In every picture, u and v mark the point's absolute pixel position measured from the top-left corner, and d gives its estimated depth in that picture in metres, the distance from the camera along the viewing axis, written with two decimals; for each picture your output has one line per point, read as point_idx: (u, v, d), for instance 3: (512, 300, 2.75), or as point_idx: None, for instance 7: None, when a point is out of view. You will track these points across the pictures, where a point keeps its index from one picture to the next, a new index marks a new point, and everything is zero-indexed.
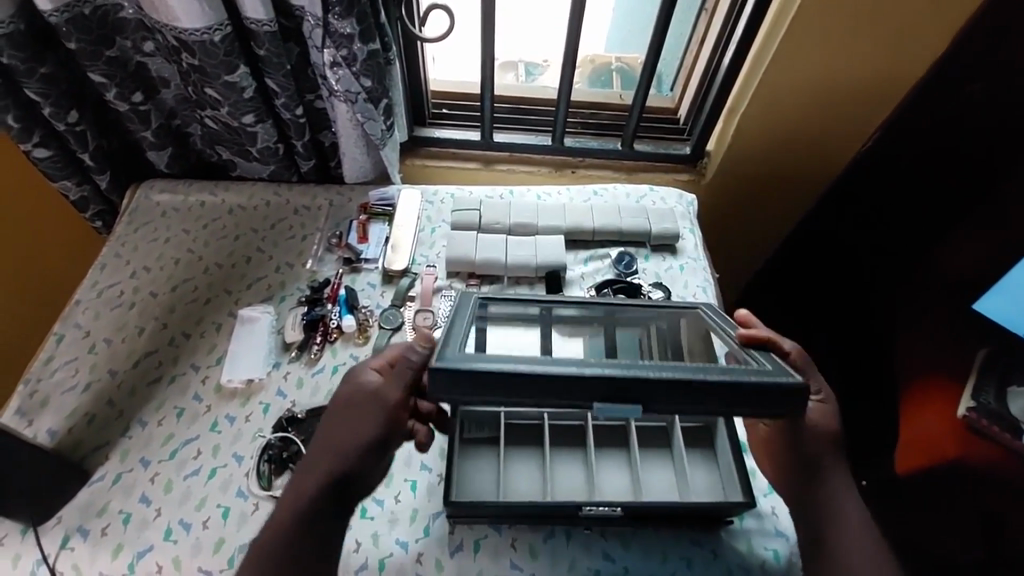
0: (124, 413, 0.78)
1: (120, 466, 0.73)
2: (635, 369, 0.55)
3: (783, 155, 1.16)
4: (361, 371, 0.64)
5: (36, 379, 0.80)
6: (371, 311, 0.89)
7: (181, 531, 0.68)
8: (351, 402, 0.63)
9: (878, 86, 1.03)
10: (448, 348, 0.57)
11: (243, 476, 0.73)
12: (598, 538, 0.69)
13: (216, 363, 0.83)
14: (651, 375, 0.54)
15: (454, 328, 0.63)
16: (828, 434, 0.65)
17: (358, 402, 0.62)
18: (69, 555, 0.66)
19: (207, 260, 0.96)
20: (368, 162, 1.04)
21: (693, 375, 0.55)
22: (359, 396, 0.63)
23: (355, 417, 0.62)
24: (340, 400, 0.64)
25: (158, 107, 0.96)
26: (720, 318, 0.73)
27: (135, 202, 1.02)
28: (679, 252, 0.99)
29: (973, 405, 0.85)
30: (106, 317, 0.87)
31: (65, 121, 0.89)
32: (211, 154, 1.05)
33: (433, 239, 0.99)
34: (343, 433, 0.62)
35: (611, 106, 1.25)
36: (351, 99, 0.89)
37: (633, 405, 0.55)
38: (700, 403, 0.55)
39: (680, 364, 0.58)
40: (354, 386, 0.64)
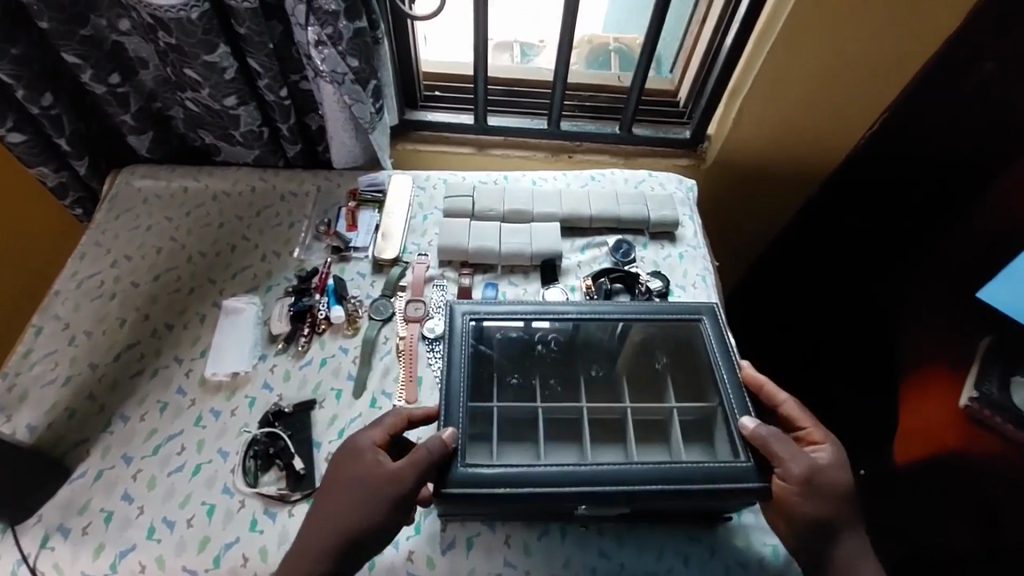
0: (105, 408, 0.76)
1: (101, 462, 0.71)
2: (629, 479, 0.60)
3: (788, 141, 1.12)
4: (365, 442, 0.62)
5: (14, 373, 0.77)
6: (361, 301, 0.87)
7: (165, 529, 0.66)
8: (355, 473, 0.60)
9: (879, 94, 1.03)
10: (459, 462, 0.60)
11: (229, 472, 0.71)
12: (594, 535, 0.67)
13: (200, 356, 0.81)
14: (637, 492, 0.60)
15: (452, 402, 0.64)
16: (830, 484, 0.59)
17: (358, 478, 0.60)
18: (50, 555, 0.64)
19: (191, 248, 0.93)
20: (358, 147, 1.00)
21: (675, 488, 0.60)
22: (356, 465, 0.61)
23: (355, 491, 0.59)
24: (341, 469, 0.61)
25: (137, 90, 0.92)
26: (717, 347, 0.69)
27: (115, 188, 0.98)
28: (678, 240, 0.96)
29: (975, 395, 0.82)
30: (86, 309, 0.84)
31: (39, 104, 0.85)
32: (194, 137, 1.01)
33: (425, 227, 0.96)
34: (342, 507, 0.59)
35: (609, 88, 1.21)
36: (337, 79, 0.85)
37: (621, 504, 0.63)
38: (687, 493, 0.60)
39: (665, 464, 0.62)
40: (358, 458, 0.61)
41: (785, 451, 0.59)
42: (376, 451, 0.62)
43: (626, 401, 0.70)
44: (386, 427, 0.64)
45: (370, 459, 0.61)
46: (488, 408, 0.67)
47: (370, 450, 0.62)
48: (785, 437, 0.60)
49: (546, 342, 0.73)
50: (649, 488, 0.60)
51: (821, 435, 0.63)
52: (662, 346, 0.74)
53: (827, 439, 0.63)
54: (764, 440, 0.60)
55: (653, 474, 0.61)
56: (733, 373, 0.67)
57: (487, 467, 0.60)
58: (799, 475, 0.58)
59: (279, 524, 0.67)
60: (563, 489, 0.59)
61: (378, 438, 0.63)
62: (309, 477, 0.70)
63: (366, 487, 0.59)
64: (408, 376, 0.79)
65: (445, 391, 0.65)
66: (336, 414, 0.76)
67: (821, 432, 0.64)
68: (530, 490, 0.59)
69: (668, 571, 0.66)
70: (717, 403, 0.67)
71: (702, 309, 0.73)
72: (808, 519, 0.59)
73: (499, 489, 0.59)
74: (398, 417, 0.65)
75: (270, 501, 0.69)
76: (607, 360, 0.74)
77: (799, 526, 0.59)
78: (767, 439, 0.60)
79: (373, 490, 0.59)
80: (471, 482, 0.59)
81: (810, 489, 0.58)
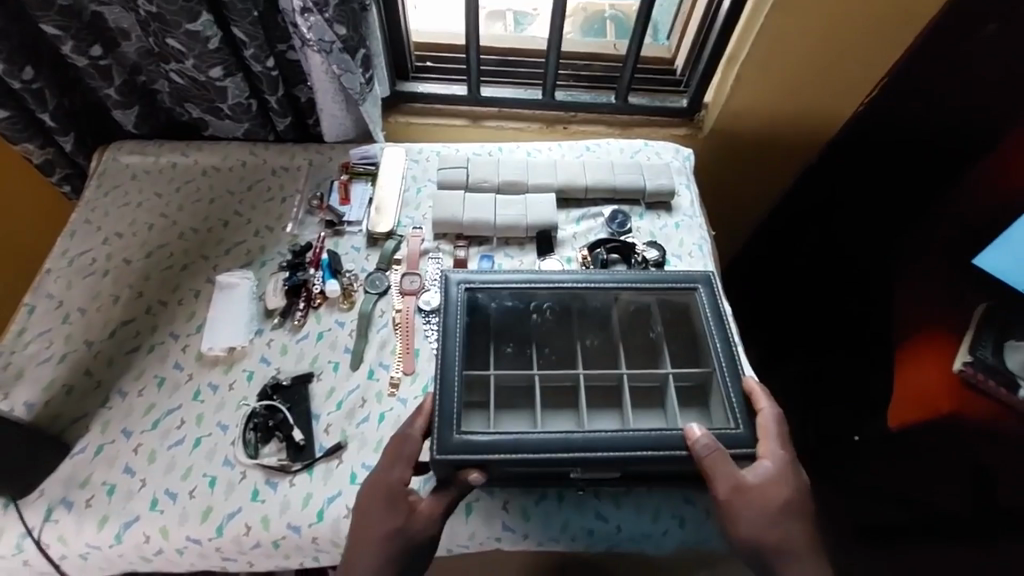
0: (103, 384, 0.76)
1: (101, 437, 0.71)
2: (624, 448, 0.60)
3: (785, 108, 1.11)
4: (394, 475, 0.61)
5: (9, 351, 0.77)
6: (356, 275, 0.86)
7: (167, 501, 0.67)
8: (380, 512, 0.59)
9: (876, 56, 1.01)
10: (453, 435, 0.60)
11: (229, 445, 0.71)
12: (591, 498, 0.68)
13: (196, 331, 0.81)
14: (631, 457, 0.60)
15: (448, 375, 0.64)
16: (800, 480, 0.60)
17: (378, 512, 0.59)
18: (54, 527, 0.65)
19: (182, 225, 0.92)
20: (348, 119, 0.99)
21: (669, 454, 0.60)
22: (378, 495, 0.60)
23: (378, 527, 0.59)
24: (368, 504, 0.60)
25: (120, 62, 0.89)
26: (713, 315, 0.69)
27: (103, 164, 0.96)
28: (675, 210, 0.96)
29: (970, 359, 0.86)
30: (79, 287, 0.83)
31: (20, 78, 0.83)
32: (181, 112, 0.99)
33: (419, 200, 0.95)
34: (359, 543, 0.59)
35: (605, 56, 1.19)
36: (325, 49, 0.83)
37: (615, 473, 0.64)
38: (682, 458, 0.61)
39: (658, 431, 0.62)
40: (375, 492, 0.60)
41: (721, 465, 0.58)
42: (394, 488, 0.60)
43: (623, 367, 0.70)
44: (405, 456, 0.62)
45: (394, 499, 0.60)
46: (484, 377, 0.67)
47: (401, 489, 0.60)
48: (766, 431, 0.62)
49: (541, 310, 0.73)
50: (643, 453, 0.60)
51: (769, 451, 0.61)
52: (659, 315, 0.73)
53: (774, 455, 0.61)
54: (705, 451, 0.59)
55: (649, 439, 0.61)
56: (726, 340, 0.68)
57: (480, 435, 0.61)
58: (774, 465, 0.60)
59: (280, 494, 0.68)
60: (558, 456, 0.60)
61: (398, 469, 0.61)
62: (308, 449, 0.70)
63: (392, 522, 0.59)
64: (405, 348, 0.79)
65: (440, 365, 0.65)
66: (335, 386, 0.76)
67: (768, 448, 0.61)
68: (523, 457, 0.60)
69: (664, 532, 0.67)
70: (711, 368, 0.67)
71: (698, 278, 0.72)
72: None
73: (491, 456, 0.59)
74: (405, 441, 0.62)
75: (271, 472, 0.69)
76: (607, 333, 0.74)
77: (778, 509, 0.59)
78: (714, 451, 0.59)
79: (402, 530, 0.59)
80: (466, 450, 0.60)
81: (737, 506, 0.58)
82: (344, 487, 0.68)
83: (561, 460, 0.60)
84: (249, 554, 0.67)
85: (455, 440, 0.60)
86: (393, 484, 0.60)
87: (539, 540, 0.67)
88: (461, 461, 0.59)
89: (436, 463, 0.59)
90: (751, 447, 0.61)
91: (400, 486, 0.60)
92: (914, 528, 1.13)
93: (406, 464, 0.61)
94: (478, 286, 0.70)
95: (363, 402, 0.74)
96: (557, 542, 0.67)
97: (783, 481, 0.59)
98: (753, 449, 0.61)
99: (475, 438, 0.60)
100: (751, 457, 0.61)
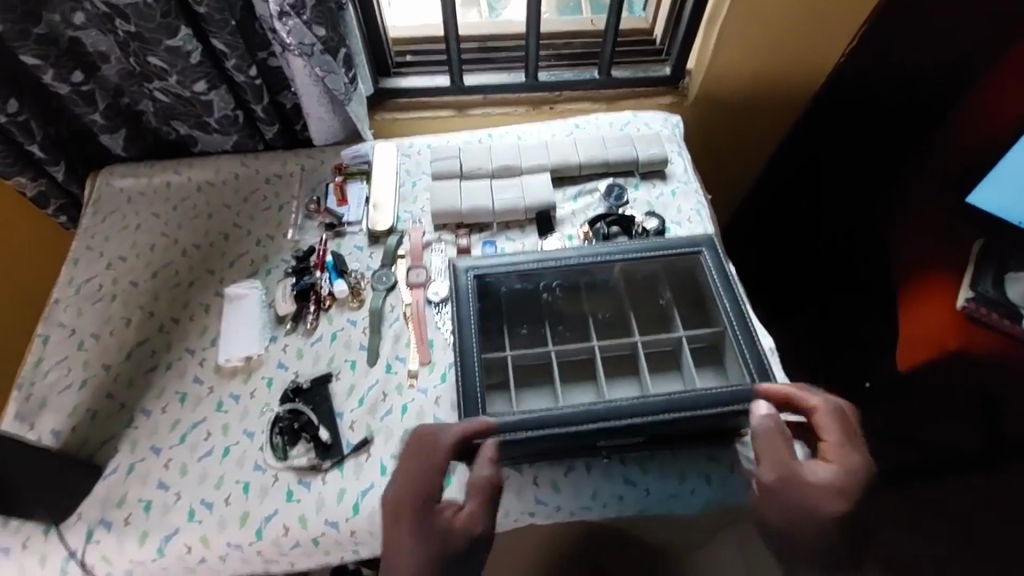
0: (126, 405, 0.76)
1: (131, 456, 0.72)
2: (647, 411, 0.62)
3: (769, 67, 1.11)
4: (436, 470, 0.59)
5: (29, 382, 0.77)
6: (362, 273, 0.87)
7: (204, 510, 0.68)
8: (418, 507, 0.57)
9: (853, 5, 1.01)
10: (477, 417, 0.62)
11: (258, 450, 0.72)
12: (618, 464, 0.69)
13: (211, 345, 0.81)
14: (653, 420, 0.61)
15: (465, 360, 0.65)
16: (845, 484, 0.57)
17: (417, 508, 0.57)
18: (96, 547, 0.66)
19: (184, 242, 0.92)
20: (336, 120, 0.99)
21: (690, 411, 0.62)
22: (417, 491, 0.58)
23: (415, 523, 0.57)
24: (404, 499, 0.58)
25: (102, 86, 0.89)
26: (719, 274, 0.70)
27: (97, 190, 0.96)
28: (669, 177, 0.96)
29: (971, 296, 0.90)
30: (90, 313, 0.84)
31: (5, 111, 0.83)
32: (167, 130, 0.99)
33: (415, 194, 0.95)
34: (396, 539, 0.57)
35: (584, 33, 1.19)
36: (306, 52, 0.83)
37: (639, 438, 0.65)
38: (704, 416, 0.62)
39: (677, 393, 0.63)
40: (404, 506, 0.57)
41: (776, 444, 0.58)
42: (430, 497, 0.58)
43: (636, 335, 0.71)
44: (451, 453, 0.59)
45: (432, 494, 0.58)
46: (501, 360, 0.68)
47: (439, 485, 0.59)
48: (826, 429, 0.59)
49: (550, 288, 0.74)
50: (664, 414, 0.61)
51: (832, 442, 0.59)
52: (665, 280, 0.74)
53: (836, 447, 0.58)
54: (766, 426, 0.59)
55: (669, 400, 0.62)
56: (734, 298, 0.68)
57: (505, 414, 0.62)
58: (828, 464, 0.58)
59: (314, 492, 0.69)
60: (584, 425, 0.61)
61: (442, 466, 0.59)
62: (336, 447, 0.72)
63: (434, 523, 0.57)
64: (419, 340, 0.79)
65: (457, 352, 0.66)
66: (354, 384, 0.77)
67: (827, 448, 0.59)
68: (550, 431, 0.61)
69: (692, 492, 0.69)
70: (722, 327, 0.69)
71: (702, 241, 0.72)
72: (813, 494, 0.57)
73: (518, 433, 0.61)
74: (440, 453, 0.59)
75: (302, 472, 0.70)
76: (615, 303, 0.75)
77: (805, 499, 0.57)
78: (774, 427, 0.59)
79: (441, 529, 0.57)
80: (493, 429, 0.61)
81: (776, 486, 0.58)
82: (376, 479, 0.69)
83: (586, 431, 0.61)
84: (290, 554, 0.68)
85: (481, 421, 0.61)
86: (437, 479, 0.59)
87: (572, 510, 0.68)
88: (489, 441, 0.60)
89: (465, 446, 0.60)
90: (773, 398, 0.62)
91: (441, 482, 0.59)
92: (931, 469, 1.15)
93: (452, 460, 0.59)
94: (487, 270, 0.70)
95: (384, 396, 0.75)
96: (589, 511, 0.69)
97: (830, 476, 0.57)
98: (776, 399, 0.62)
99: (500, 417, 0.62)
100: (771, 409, 0.62)
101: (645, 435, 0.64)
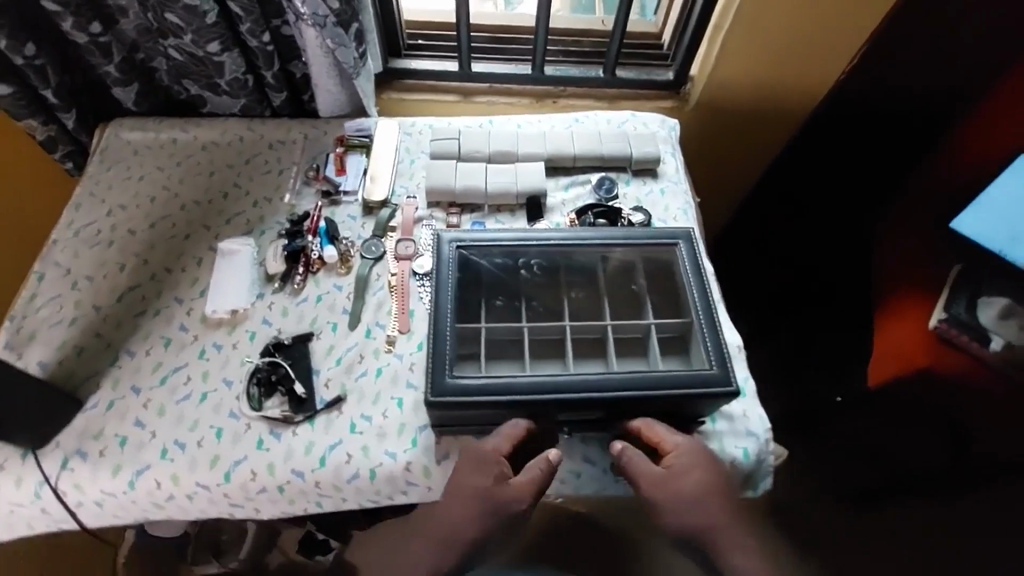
0: (112, 345, 0.79)
1: (112, 393, 0.75)
2: (607, 389, 0.64)
3: (770, 80, 1.14)
4: (488, 445, 0.65)
5: (21, 315, 0.80)
6: (352, 242, 0.89)
7: (177, 450, 0.71)
8: (471, 476, 0.64)
9: (855, 26, 1.03)
10: (443, 378, 0.64)
11: (234, 399, 0.74)
12: (579, 442, 0.72)
13: (200, 296, 0.84)
14: (613, 397, 0.64)
15: (438, 327, 0.67)
16: (700, 483, 0.63)
17: (471, 478, 0.64)
18: (70, 475, 0.69)
19: (184, 197, 0.95)
20: (343, 93, 1.01)
21: (648, 392, 0.64)
22: (473, 462, 0.65)
23: (467, 489, 0.64)
24: (461, 470, 0.65)
25: (119, 40, 0.92)
26: (691, 267, 0.73)
27: (105, 140, 0.99)
28: (660, 176, 0.99)
29: (945, 316, 0.91)
30: (86, 256, 0.87)
31: (23, 54, 0.86)
32: (179, 90, 1.02)
33: (413, 170, 0.98)
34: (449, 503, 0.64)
35: (594, 32, 1.22)
36: (319, 23, 0.86)
37: (599, 416, 0.68)
38: (662, 399, 0.64)
39: (638, 374, 0.66)
40: (459, 495, 0.64)
41: (639, 470, 0.63)
42: (488, 491, 0.63)
43: (608, 320, 0.73)
44: (506, 436, 0.65)
45: (485, 466, 0.64)
46: (475, 331, 0.70)
47: (493, 460, 0.64)
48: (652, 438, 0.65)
49: (529, 266, 0.76)
50: (624, 392, 0.64)
51: (673, 443, 0.65)
52: (642, 270, 0.77)
53: (682, 445, 0.65)
54: (625, 461, 0.64)
55: (630, 380, 0.65)
56: (704, 291, 0.71)
57: (471, 378, 0.64)
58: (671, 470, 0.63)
59: (284, 443, 0.72)
60: (546, 395, 0.64)
61: (500, 446, 0.65)
62: (310, 402, 0.74)
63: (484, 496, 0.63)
64: (400, 309, 0.82)
65: (431, 319, 0.68)
66: (334, 344, 0.79)
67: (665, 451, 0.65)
68: (512, 398, 0.63)
69: None
70: (690, 318, 0.71)
71: (678, 235, 0.76)
72: (691, 492, 0.62)
73: (482, 396, 0.63)
74: (485, 454, 0.64)
75: (275, 423, 0.73)
76: (592, 288, 0.77)
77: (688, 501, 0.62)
78: (631, 457, 0.64)
79: (488, 497, 0.63)
80: (458, 390, 0.63)
81: (664, 503, 0.62)
82: (345, 436, 0.72)
83: (548, 402, 0.64)
84: (256, 500, 0.71)
85: (446, 382, 0.64)
86: (492, 455, 0.64)
87: None
88: (452, 402, 0.63)
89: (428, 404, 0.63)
90: (730, 385, 0.65)
91: (497, 460, 0.64)
92: (895, 488, 1.17)
93: (508, 442, 0.65)
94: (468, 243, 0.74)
95: (362, 358, 0.78)
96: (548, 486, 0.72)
97: (680, 476, 0.63)
98: (733, 387, 0.65)
99: (465, 381, 0.64)
100: (726, 396, 0.65)
101: (605, 412, 0.66)
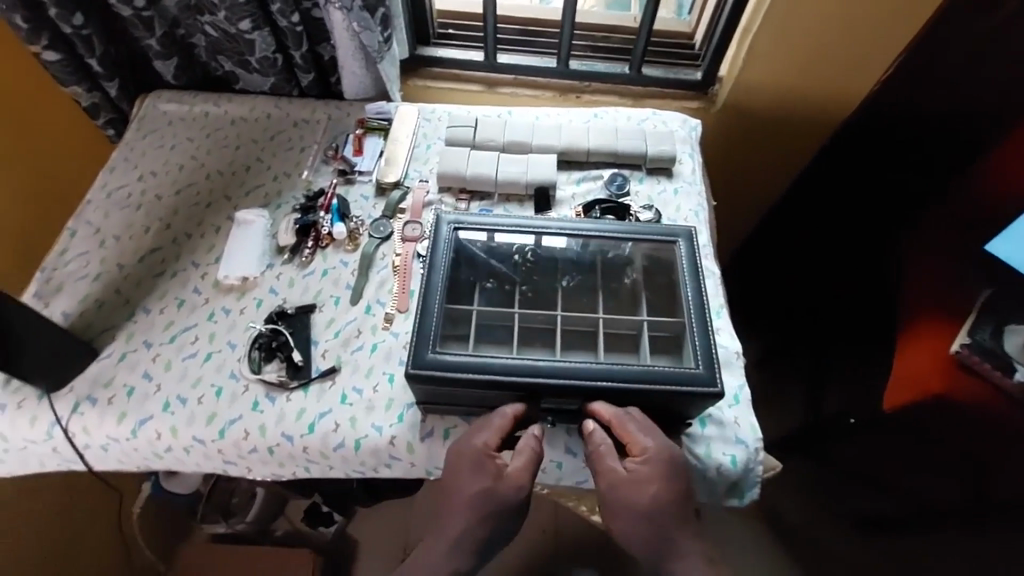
0: (130, 301, 0.84)
1: (125, 346, 0.79)
2: (587, 377, 0.65)
3: (801, 85, 1.11)
4: (479, 443, 0.65)
5: (52, 267, 0.85)
6: (362, 221, 0.91)
7: (178, 404, 0.74)
8: (466, 473, 0.64)
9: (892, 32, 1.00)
10: (426, 351, 0.66)
11: (236, 360, 0.78)
12: (561, 433, 0.72)
13: (215, 261, 0.88)
14: (593, 386, 0.65)
15: (426, 307, 0.69)
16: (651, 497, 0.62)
17: (468, 476, 0.64)
18: (80, 418, 0.73)
19: (209, 167, 0.99)
20: (368, 78, 1.04)
21: (629, 384, 0.65)
22: (469, 457, 0.65)
23: (469, 487, 0.64)
24: (456, 467, 0.65)
25: (161, 15, 0.97)
26: (687, 265, 0.73)
27: (143, 109, 1.05)
28: (675, 176, 0.97)
29: (967, 341, 0.86)
30: (115, 216, 0.92)
31: (71, 24, 0.92)
32: (215, 66, 1.06)
33: (428, 156, 0.99)
34: (453, 502, 0.65)
35: (625, 29, 1.21)
36: (346, 6, 0.88)
37: (581, 407, 0.68)
38: (642, 393, 0.65)
39: (621, 367, 0.66)
40: (463, 492, 0.64)
41: (601, 463, 0.64)
42: (488, 489, 0.63)
43: (601, 313, 0.73)
44: (496, 430, 0.66)
45: (480, 461, 0.64)
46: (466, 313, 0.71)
47: (488, 453, 0.65)
48: (624, 435, 0.65)
49: (523, 251, 0.77)
50: (604, 382, 0.65)
51: (641, 447, 0.64)
52: (639, 267, 0.77)
53: (649, 452, 0.63)
54: (592, 447, 0.66)
55: (612, 372, 0.65)
56: (699, 292, 0.71)
57: (454, 355, 0.66)
58: (625, 477, 0.63)
59: (277, 407, 0.74)
60: (525, 378, 0.65)
61: (490, 440, 0.65)
62: (306, 369, 0.77)
63: (486, 490, 0.63)
64: (401, 289, 0.83)
65: (421, 298, 0.70)
66: (334, 318, 0.82)
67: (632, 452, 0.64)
68: (492, 377, 0.65)
69: None
70: (683, 318, 0.70)
71: (678, 232, 0.76)
72: (641, 503, 0.62)
73: (463, 373, 0.65)
74: (476, 452, 0.65)
75: (271, 387, 0.76)
76: (589, 282, 0.77)
77: (634, 513, 0.62)
78: (596, 445, 0.65)
79: (491, 490, 0.64)
80: (439, 365, 0.65)
81: (612, 499, 0.63)
82: (334, 405, 0.74)
83: (527, 386, 0.65)
84: (247, 459, 0.74)
85: (428, 355, 0.66)
86: (486, 450, 0.65)
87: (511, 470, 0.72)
88: (433, 376, 0.64)
89: (409, 375, 0.64)
90: (713, 386, 0.65)
91: (489, 455, 0.65)
92: None
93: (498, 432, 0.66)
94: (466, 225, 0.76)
95: (359, 333, 0.80)
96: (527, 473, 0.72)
97: (635, 484, 0.62)
98: (717, 389, 0.65)
99: (447, 357, 0.65)
100: (708, 397, 0.65)
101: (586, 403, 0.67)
